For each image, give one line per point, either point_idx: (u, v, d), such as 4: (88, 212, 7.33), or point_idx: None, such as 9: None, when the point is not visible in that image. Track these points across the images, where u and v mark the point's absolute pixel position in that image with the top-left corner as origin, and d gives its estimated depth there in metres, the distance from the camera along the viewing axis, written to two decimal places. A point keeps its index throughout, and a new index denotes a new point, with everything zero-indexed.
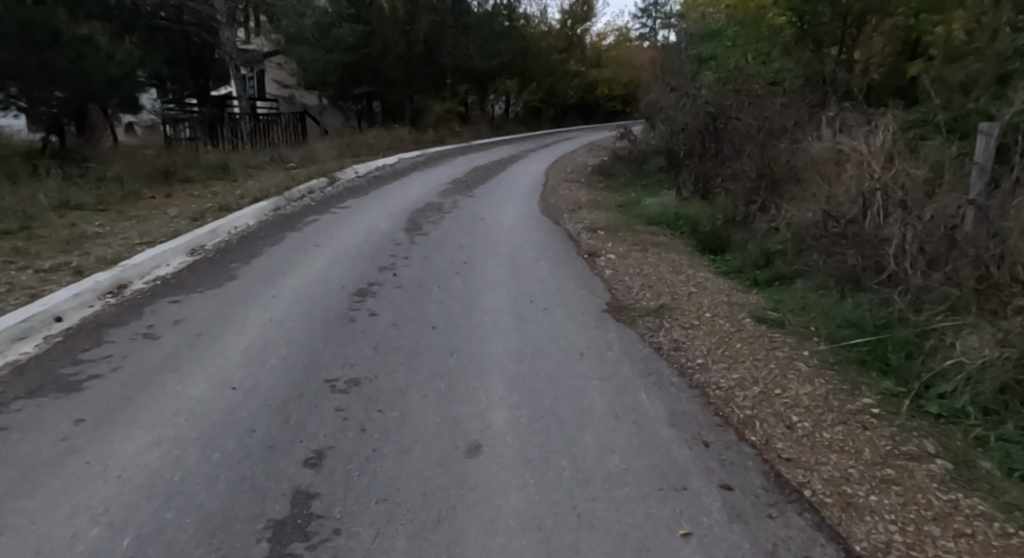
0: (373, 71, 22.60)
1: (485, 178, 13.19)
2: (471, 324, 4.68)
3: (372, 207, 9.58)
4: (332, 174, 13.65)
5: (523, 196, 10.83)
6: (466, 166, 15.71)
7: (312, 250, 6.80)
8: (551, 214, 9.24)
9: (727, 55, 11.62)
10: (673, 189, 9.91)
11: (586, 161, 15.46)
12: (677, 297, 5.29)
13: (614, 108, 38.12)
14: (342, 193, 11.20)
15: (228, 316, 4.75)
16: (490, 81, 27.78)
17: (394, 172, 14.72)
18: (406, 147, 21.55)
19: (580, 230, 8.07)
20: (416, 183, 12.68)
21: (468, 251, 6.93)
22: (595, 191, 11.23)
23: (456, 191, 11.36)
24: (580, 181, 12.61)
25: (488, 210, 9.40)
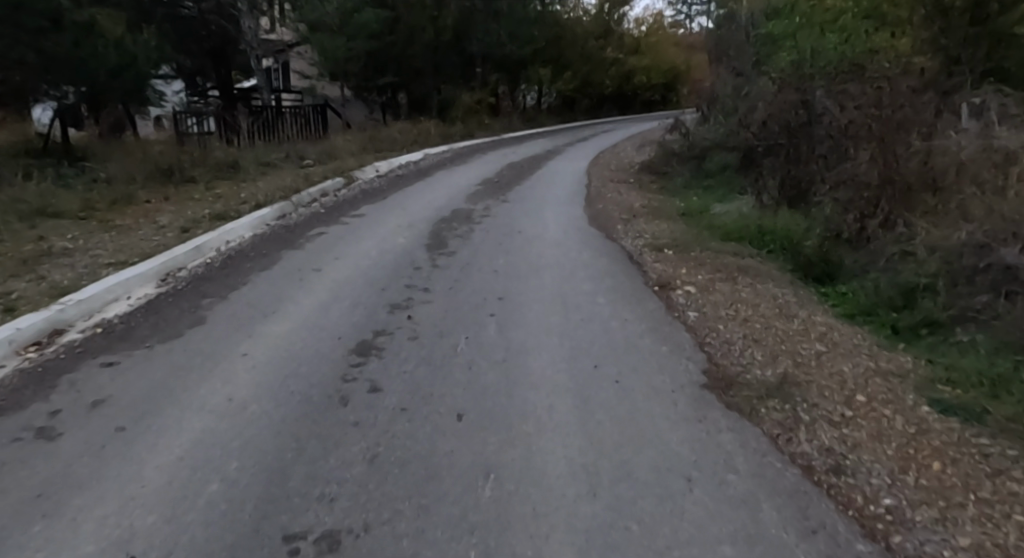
0: (398, 60, 21.27)
1: (520, 178, 11.72)
2: (513, 414, 3.21)
3: (390, 216, 8.18)
4: (350, 174, 12.33)
5: (565, 200, 9.32)
6: (498, 163, 14.28)
7: (308, 280, 5.41)
8: (602, 225, 7.75)
9: (806, 33, 9.92)
10: (747, 193, 8.34)
11: (633, 158, 13.90)
12: (802, 362, 3.75)
13: (651, 98, 36.27)
14: (358, 198, 9.84)
15: (170, 396, 3.36)
16: (522, 70, 26.25)
17: (418, 170, 13.34)
18: (433, 141, 20.23)
19: (641, 248, 6.56)
20: (442, 184, 11.27)
21: (502, 281, 5.46)
22: (650, 196, 9.70)
23: (487, 195, 9.91)
24: (629, 182, 11.08)
25: (526, 220, 7.93)
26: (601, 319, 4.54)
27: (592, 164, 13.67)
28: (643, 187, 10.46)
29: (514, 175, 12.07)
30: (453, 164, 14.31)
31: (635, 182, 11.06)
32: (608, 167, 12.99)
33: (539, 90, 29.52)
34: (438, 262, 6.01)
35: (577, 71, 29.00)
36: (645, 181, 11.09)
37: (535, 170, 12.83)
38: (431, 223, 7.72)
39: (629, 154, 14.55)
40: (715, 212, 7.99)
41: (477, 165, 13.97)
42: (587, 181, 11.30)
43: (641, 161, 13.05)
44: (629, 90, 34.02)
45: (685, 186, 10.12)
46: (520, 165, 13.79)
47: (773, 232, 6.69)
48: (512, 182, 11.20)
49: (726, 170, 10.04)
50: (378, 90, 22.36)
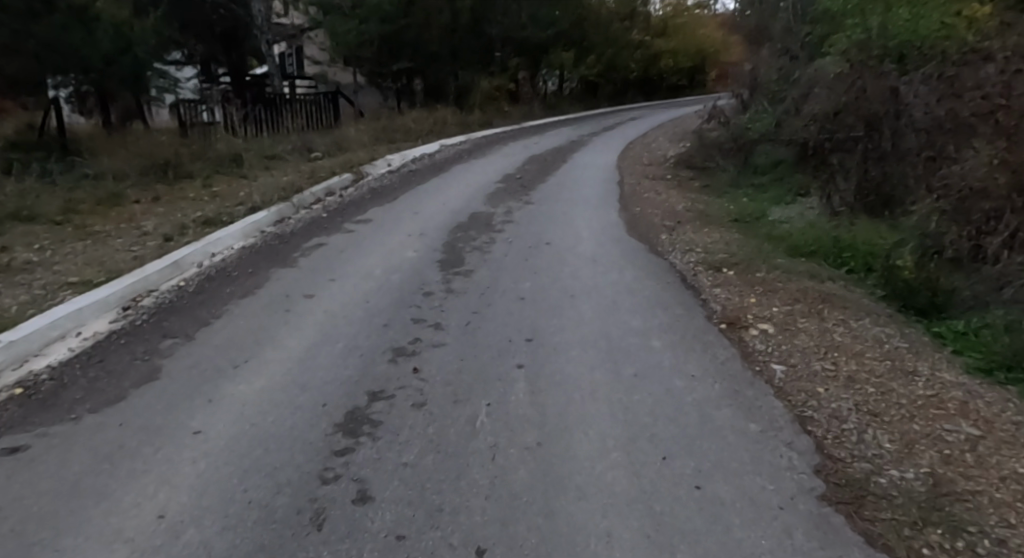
0: (414, 44, 20.22)
1: (545, 174, 10.68)
2: (558, 550, 2.19)
3: (398, 222, 7.21)
4: (359, 169, 11.38)
5: (597, 202, 8.27)
6: (520, 156, 13.26)
7: (295, 313, 4.44)
8: (643, 234, 6.70)
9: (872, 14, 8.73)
10: (809, 197, 7.25)
11: (668, 152, 12.79)
12: (954, 456, 2.70)
13: (677, 82, 34.85)
14: (366, 198, 8.88)
15: (75, 506, 2.38)
16: (544, 54, 25.05)
17: (433, 164, 12.36)
18: (451, 130, 19.22)
19: (694, 267, 5.54)
20: (458, 181, 10.28)
21: (531, 316, 4.46)
22: (694, 197, 8.63)
23: (508, 195, 8.90)
24: (668, 179, 9.99)
25: (554, 229, 6.91)
26: (659, 377, 3.53)
27: (621, 156, 12.60)
28: (684, 186, 9.38)
29: (538, 171, 11.02)
30: (471, 156, 13.32)
31: (675, 178, 9.98)
32: (642, 161, 11.90)
33: (560, 75, 28.33)
34: (453, 287, 5.03)
35: (600, 56, 27.71)
36: (685, 178, 10.00)
37: (560, 164, 11.79)
38: (445, 232, 6.76)
39: (661, 147, 13.45)
40: (777, 219, 6.92)
41: (497, 158, 12.96)
42: (619, 178, 10.21)
43: (677, 154, 11.94)
44: (655, 75, 32.67)
45: (733, 186, 9.03)
46: (543, 158, 12.75)
47: (856, 250, 5.63)
48: (536, 179, 10.19)
49: (779, 166, 8.93)
50: (393, 77, 21.36)
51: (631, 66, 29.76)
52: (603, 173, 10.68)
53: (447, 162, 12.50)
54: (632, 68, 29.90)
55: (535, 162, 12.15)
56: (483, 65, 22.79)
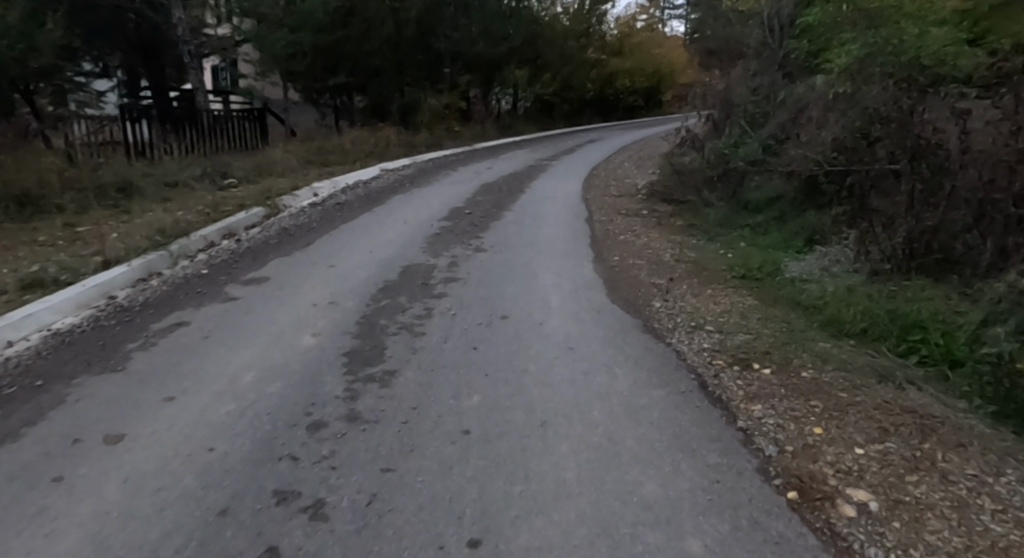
0: (353, 58, 18.46)
1: (498, 208, 9.00)
2: None
3: (301, 286, 5.36)
4: (276, 201, 9.47)
5: (562, 251, 6.62)
6: (470, 184, 11.60)
7: (65, 490, 2.50)
8: (629, 302, 5.06)
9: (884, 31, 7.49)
10: (830, 250, 5.80)
11: (638, 181, 11.33)
12: None
13: (633, 102, 34.02)
14: (271, 242, 6.98)
15: None
16: (496, 71, 23.60)
17: (368, 194, 10.57)
18: (394, 152, 17.46)
19: (710, 362, 3.90)
20: (392, 218, 8.49)
21: (480, 481, 2.69)
22: (681, 241, 7.11)
23: (452, 239, 7.16)
24: (645, 215, 8.50)
25: (511, 294, 5.20)
26: None
27: (586, 186, 11.07)
28: (666, 226, 7.86)
29: (491, 204, 9.35)
30: (413, 184, 11.56)
31: (653, 215, 8.47)
32: (609, 193, 10.39)
33: (514, 94, 26.99)
34: (359, 415, 3.22)
35: (555, 73, 26.45)
36: (664, 214, 8.51)
37: (515, 195, 10.16)
38: (363, 303, 4.96)
39: (628, 176, 12.02)
40: (799, 279, 5.39)
41: (443, 187, 11.25)
42: (586, 215, 8.62)
43: (650, 183, 10.51)
44: (612, 95, 31.74)
45: (724, 226, 7.58)
46: (497, 187, 11.12)
47: (928, 331, 4.10)
48: (487, 215, 8.50)
49: (777, 204, 7.55)
50: (329, 92, 19.52)
51: (588, 85, 28.66)
52: (567, 208, 9.07)
53: (384, 191, 10.71)
54: (589, 86, 28.81)
55: (488, 192, 10.51)
56: (430, 81, 21.18)
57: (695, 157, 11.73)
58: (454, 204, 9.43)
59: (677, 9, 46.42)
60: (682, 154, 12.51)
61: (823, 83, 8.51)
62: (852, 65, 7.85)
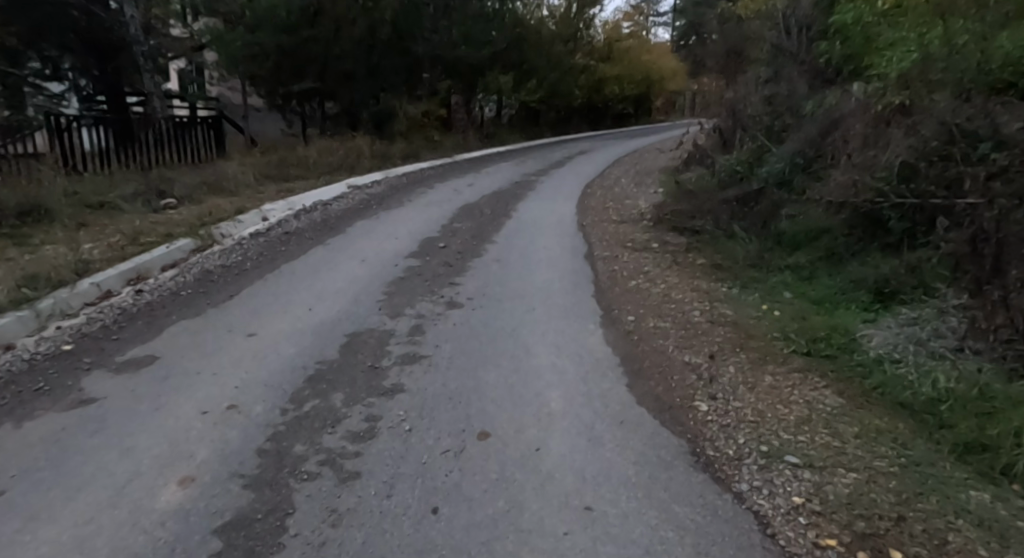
0: (322, 61, 16.94)
1: (478, 241, 7.49)
2: None
3: (194, 378, 3.76)
4: (212, 230, 7.87)
5: (560, 309, 5.11)
6: (448, 205, 10.10)
7: None
8: (661, 403, 3.54)
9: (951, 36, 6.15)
10: (921, 315, 4.34)
11: (640, 203, 9.92)
12: None
13: (621, 109, 32.78)
14: (183, 294, 5.37)
15: None
16: (480, 77, 22.14)
17: (327, 218, 9.01)
18: (365, 164, 15.95)
19: (815, 543, 2.39)
20: (348, 253, 6.94)
21: None
22: (709, 291, 5.64)
23: (418, 288, 5.63)
24: (657, 252, 7.05)
25: (491, 390, 3.67)
26: None
27: (581, 211, 9.59)
28: (685, 267, 6.42)
29: (470, 234, 7.84)
30: (381, 206, 10.02)
31: (667, 252, 7.04)
32: (610, 220, 8.92)
33: (499, 101, 25.54)
34: None
35: (541, 80, 25.07)
36: (678, 250, 7.08)
37: (499, 221, 8.66)
38: (276, 411, 3.39)
39: (627, 197, 10.60)
40: (889, 362, 3.91)
41: (415, 210, 9.71)
42: (586, 252, 7.13)
43: (656, 207, 9.11)
44: (600, 101, 30.45)
45: (758, 269, 6.15)
46: (477, 210, 9.59)
47: None
48: (464, 251, 6.98)
49: (822, 241, 6.17)
50: (296, 98, 17.98)
51: (576, 92, 27.30)
52: (562, 242, 7.57)
53: (345, 216, 9.15)
54: (577, 93, 27.45)
55: (466, 217, 8.98)
56: (408, 88, 19.69)
57: (704, 177, 10.39)
58: (425, 234, 7.89)
59: (663, 16, 45.54)
60: (688, 174, 11.16)
61: (867, 96, 7.18)
62: (905, 73, 6.52)
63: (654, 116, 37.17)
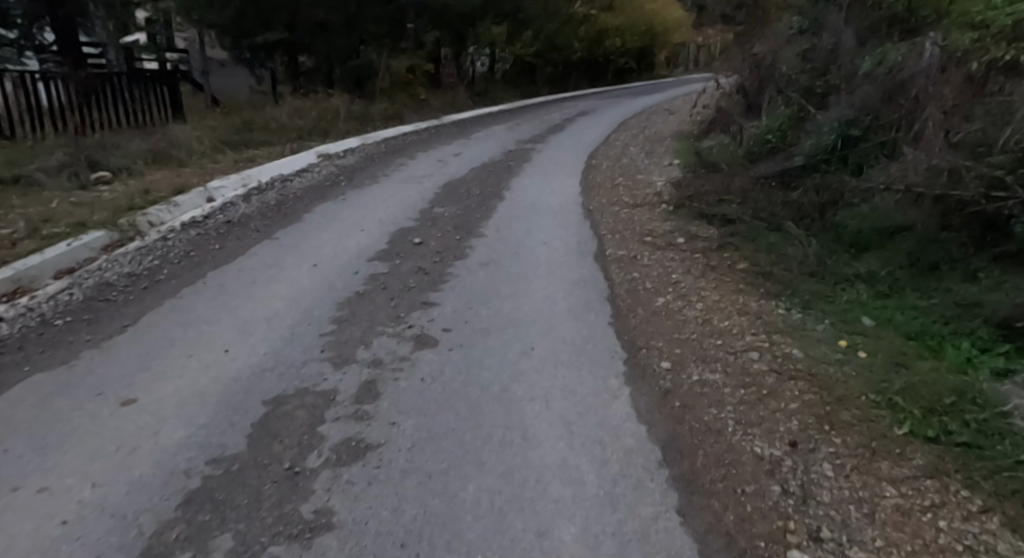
0: (292, 9, 15.20)
1: (462, 237, 6.12)
2: None
3: (3, 502, 2.41)
4: (135, 217, 6.41)
5: (568, 350, 3.77)
6: (430, 183, 8.67)
7: None
8: (736, 555, 2.23)
9: None
10: None
11: (656, 180, 8.51)
12: None
13: (623, 64, 30.78)
14: (58, 324, 3.97)
15: None
16: (471, 28, 20.31)
17: (283, 200, 7.56)
18: (342, 128, 14.42)
19: None
20: (296, 254, 5.56)
21: None
22: (761, 315, 4.30)
23: (377, 315, 4.27)
24: (685, 252, 5.69)
25: (468, 526, 2.34)
26: None
27: (586, 192, 8.19)
28: (723, 276, 5.05)
29: (452, 228, 6.46)
30: (351, 183, 8.59)
31: (696, 252, 5.68)
32: (621, 203, 7.53)
33: (492, 54, 23.69)
34: None
35: (538, 32, 23.13)
36: (710, 249, 5.75)
37: (488, 208, 7.27)
38: None
39: (639, 172, 9.19)
40: None
41: (390, 190, 8.30)
42: (595, 253, 5.77)
43: (676, 187, 7.74)
44: (601, 56, 28.51)
45: (820, 279, 4.78)
46: (463, 191, 8.16)
47: None
48: (442, 252, 5.61)
49: (899, 244, 4.83)
50: (265, 51, 16.27)
51: (575, 45, 25.38)
52: (564, 237, 6.19)
53: (306, 197, 7.74)
54: (576, 46, 25.54)
55: (449, 202, 7.57)
56: (391, 40, 17.91)
57: (727, 149, 9.00)
58: (397, 225, 6.52)
59: None
60: (709, 144, 9.75)
61: (946, 55, 5.78)
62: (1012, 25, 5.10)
63: (656, 70, 35.11)
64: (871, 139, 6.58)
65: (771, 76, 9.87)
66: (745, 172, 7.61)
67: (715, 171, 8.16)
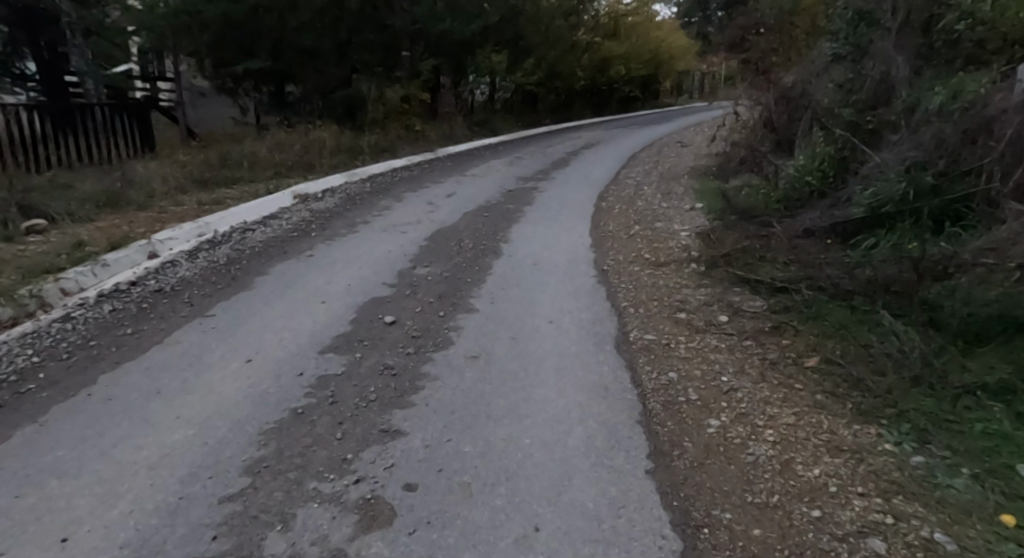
0: (278, 35, 14.30)
1: (445, 317, 4.88)
2: None
3: None
4: (39, 285, 5.15)
5: (587, 537, 2.45)
6: (417, 233, 7.47)
7: None
8: None
9: None
10: None
11: (680, 233, 7.31)
12: None
13: (628, 92, 29.93)
14: None
15: None
16: (471, 57, 19.41)
17: (236, 258, 6.33)
18: (329, 162, 13.36)
19: None
20: (228, 343, 4.30)
21: None
22: (862, 455, 2.99)
23: (314, 460, 2.98)
24: (732, 339, 4.43)
25: None
26: None
27: (598, 246, 6.97)
28: (791, 382, 3.78)
29: (434, 301, 5.22)
30: (323, 234, 7.39)
31: (747, 339, 4.42)
32: (642, 264, 6.30)
33: (492, 83, 22.78)
34: None
35: (540, 59, 22.27)
36: (762, 333, 4.51)
37: (480, 271, 6.03)
38: None
39: (657, 219, 8.01)
40: None
41: (367, 242, 7.09)
42: (615, 338, 4.50)
43: (709, 244, 6.52)
44: (605, 84, 27.61)
45: (930, 390, 3.48)
46: (452, 245, 6.94)
47: None
48: (418, 343, 4.35)
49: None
50: (250, 79, 15.35)
51: (579, 73, 24.46)
52: (574, 314, 4.93)
53: (265, 253, 6.53)
54: (580, 75, 24.62)
55: (434, 261, 6.33)
56: (384, 68, 16.99)
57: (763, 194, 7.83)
58: (366, 298, 5.27)
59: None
60: (741, 189, 8.59)
61: None
62: None
63: (662, 98, 34.27)
64: (950, 188, 5.41)
65: (806, 109, 8.76)
66: (789, 226, 6.42)
67: (752, 224, 6.94)
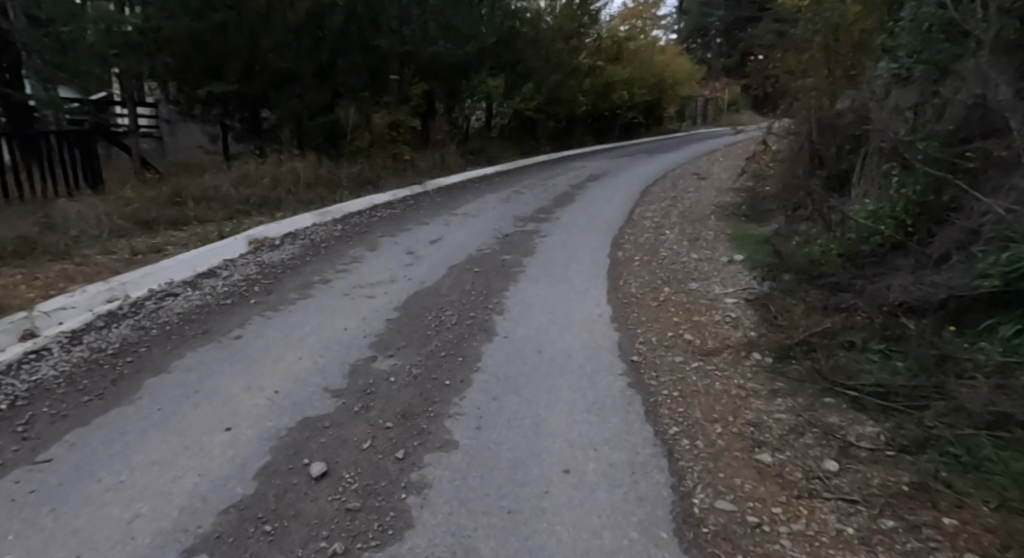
0: (249, 55, 12.87)
1: (405, 460, 3.21)
2: None
3: None
4: None
5: None
6: (389, 300, 5.85)
7: None
8: None
9: None
10: None
11: (726, 303, 5.69)
12: None
13: (632, 118, 28.60)
14: None
15: None
16: (466, 81, 18.06)
17: (137, 342, 4.65)
18: (302, 196, 11.80)
19: None
20: (30, 537, 2.55)
21: None
22: None
23: None
24: (861, 519, 2.75)
25: None
26: None
27: (620, 320, 5.33)
28: None
29: (393, 426, 3.55)
30: (265, 301, 5.73)
31: (885, 517, 2.75)
32: (685, 352, 4.64)
33: (489, 109, 21.44)
34: None
35: (539, 84, 20.93)
36: (903, 502, 2.85)
37: (464, 366, 4.36)
38: None
39: (691, 279, 6.41)
40: None
41: (318, 315, 5.42)
42: (671, 512, 2.82)
43: (773, 326, 4.90)
44: (608, 110, 26.32)
45: None
46: (428, 319, 5.28)
47: None
48: (352, 528, 2.66)
49: None
50: (220, 104, 13.92)
51: (581, 99, 23.16)
52: (600, 455, 3.26)
53: (176, 334, 4.86)
54: (582, 100, 23.32)
55: (401, 347, 4.67)
56: (371, 93, 15.60)
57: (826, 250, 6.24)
58: (291, 420, 3.59)
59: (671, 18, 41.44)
60: (794, 242, 7.00)
61: None
62: None
63: (665, 124, 32.96)
64: None
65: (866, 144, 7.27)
66: (881, 303, 4.81)
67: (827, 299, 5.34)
